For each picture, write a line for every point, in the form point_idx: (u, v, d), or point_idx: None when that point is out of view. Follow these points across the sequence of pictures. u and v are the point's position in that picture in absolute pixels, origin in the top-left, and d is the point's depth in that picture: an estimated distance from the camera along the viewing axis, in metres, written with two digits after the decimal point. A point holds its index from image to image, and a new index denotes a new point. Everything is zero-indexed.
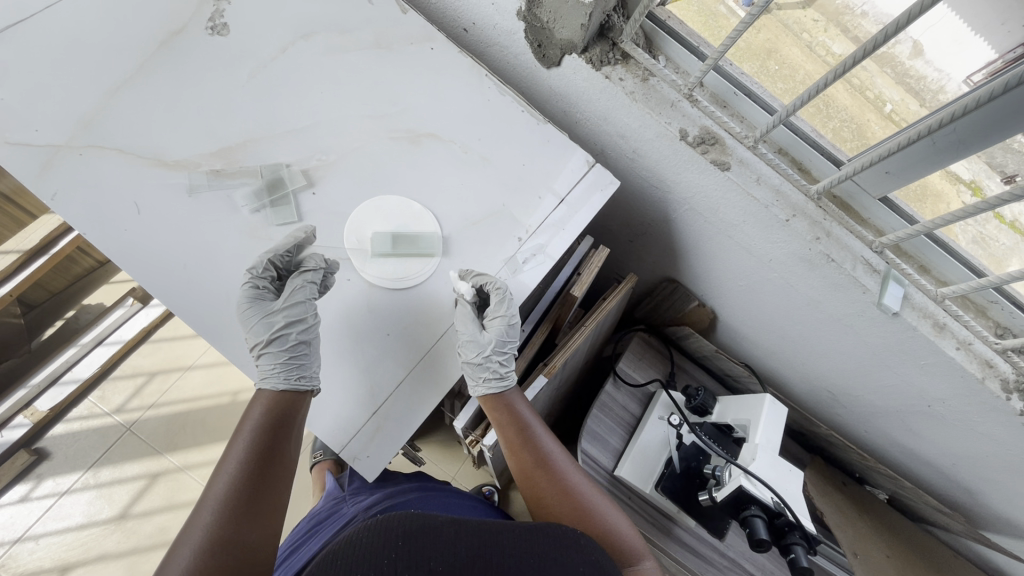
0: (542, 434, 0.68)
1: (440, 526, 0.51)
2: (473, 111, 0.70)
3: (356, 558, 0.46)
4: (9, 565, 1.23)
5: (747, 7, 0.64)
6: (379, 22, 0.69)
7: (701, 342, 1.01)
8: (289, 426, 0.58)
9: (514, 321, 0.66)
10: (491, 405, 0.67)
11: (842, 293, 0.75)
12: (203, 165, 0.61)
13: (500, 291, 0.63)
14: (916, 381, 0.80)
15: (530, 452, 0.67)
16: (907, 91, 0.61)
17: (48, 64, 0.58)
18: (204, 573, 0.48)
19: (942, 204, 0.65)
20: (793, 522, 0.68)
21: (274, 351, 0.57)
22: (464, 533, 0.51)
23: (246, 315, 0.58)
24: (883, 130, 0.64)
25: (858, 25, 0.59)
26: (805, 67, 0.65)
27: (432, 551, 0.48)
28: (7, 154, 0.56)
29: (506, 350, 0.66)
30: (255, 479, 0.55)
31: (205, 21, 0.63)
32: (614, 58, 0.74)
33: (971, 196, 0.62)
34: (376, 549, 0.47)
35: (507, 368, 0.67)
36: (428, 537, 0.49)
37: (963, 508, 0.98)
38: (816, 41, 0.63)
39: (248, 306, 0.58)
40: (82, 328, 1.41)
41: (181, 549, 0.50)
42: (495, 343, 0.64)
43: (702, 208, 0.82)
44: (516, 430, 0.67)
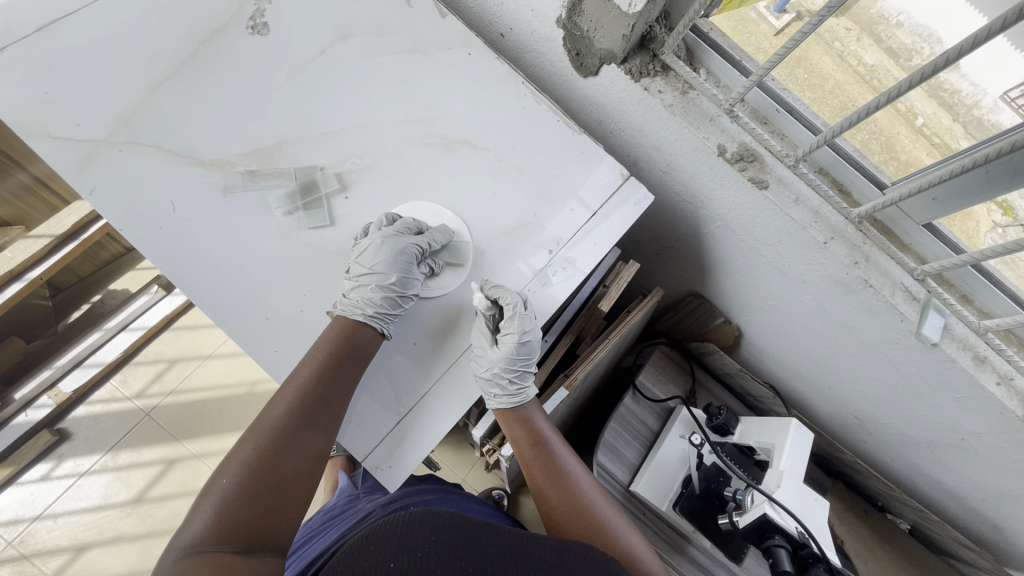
0: (561, 451, 0.66)
1: (474, 526, 0.51)
2: (509, 119, 0.69)
3: (391, 548, 0.47)
4: (28, 541, 1.26)
5: (779, 13, 0.64)
6: (419, 25, 0.68)
7: (725, 360, 0.99)
8: (345, 369, 0.57)
9: (528, 338, 0.63)
10: (509, 419, 0.67)
11: (878, 319, 0.73)
12: (238, 165, 0.61)
13: (516, 306, 0.61)
14: (951, 414, 0.77)
15: (546, 469, 0.65)
16: (940, 104, 0.60)
17: (91, 59, 0.59)
18: (238, 497, 0.50)
19: (970, 222, 0.64)
20: (817, 554, 0.66)
21: (384, 292, 0.59)
22: (499, 538, 0.50)
23: (388, 244, 0.59)
24: (913, 143, 0.63)
25: (891, 35, 0.59)
26: (835, 75, 0.64)
27: (466, 551, 0.48)
28: (51, 149, 0.57)
29: (519, 368, 0.64)
30: (301, 419, 0.55)
31: (245, 21, 0.63)
32: (654, 70, 0.72)
33: (1002, 216, 0.61)
34: (410, 541, 0.47)
35: (524, 385, 0.66)
36: (462, 536, 0.49)
37: (991, 545, 0.95)
38: (847, 50, 0.62)
39: (392, 241, 0.59)
40: (108, 313, 1.43)
41: (228, 467, 0.53)
42: (505, 362, 0.61)
43: (736, 224, 0.80)
44: (531, 442, 0.66)
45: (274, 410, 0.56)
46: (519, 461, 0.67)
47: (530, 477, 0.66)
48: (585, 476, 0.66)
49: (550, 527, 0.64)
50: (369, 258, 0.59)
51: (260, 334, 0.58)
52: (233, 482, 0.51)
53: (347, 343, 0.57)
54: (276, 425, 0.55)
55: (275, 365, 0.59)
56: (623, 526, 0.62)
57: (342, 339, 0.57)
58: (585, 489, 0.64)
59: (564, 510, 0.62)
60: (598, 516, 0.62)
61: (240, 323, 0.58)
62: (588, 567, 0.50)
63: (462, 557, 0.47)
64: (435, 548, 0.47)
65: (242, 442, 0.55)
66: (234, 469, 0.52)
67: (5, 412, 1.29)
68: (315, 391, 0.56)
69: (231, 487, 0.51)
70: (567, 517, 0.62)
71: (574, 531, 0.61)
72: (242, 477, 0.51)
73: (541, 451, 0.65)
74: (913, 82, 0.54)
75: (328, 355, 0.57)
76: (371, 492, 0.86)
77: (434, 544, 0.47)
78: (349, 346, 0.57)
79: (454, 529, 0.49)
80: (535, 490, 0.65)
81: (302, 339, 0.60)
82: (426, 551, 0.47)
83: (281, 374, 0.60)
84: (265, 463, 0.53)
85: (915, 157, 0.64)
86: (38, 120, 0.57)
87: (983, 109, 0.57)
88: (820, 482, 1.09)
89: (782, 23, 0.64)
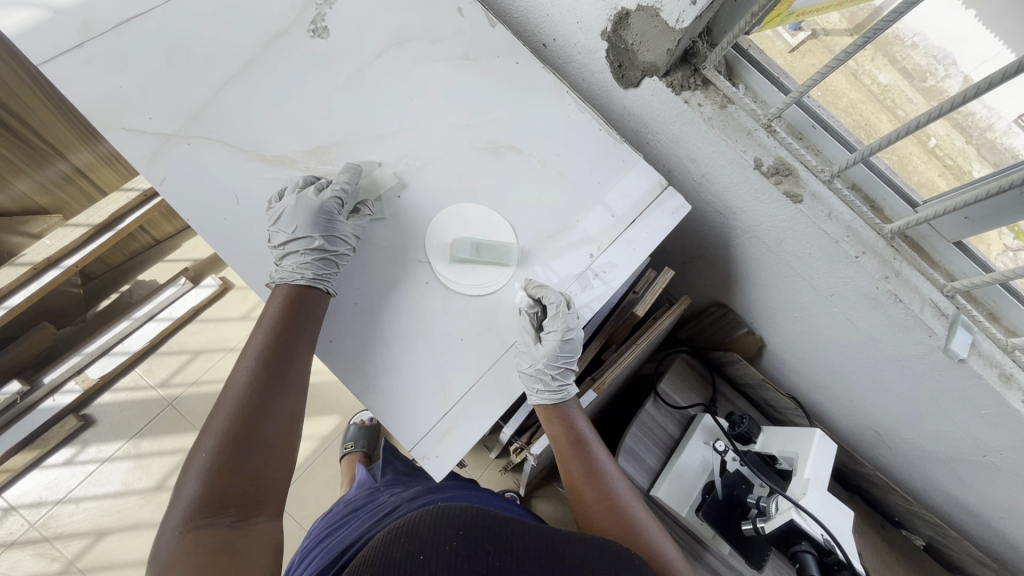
0: (597, 450, 0.68)
1: (500, 522, 0.50)
2: (553, 126, 0.71)
3: (421, 540, 0.46)
4: (50, 524, 1.29)
5: (794, 31, 0.66)
6: (469, 33, 0.71)
7: (749, 370, 1.00)
8: (297, 330, 0.59)
9: (570, 335, 0.66)
10: (550, 417, 0.69)
11: (906, 333, 0.75)
12: (299, 162, 0.64)
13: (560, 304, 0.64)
14: (974, 430, 0.78)
15: (581, 466, 0.67)
16: (954, 127, 0.61)
17: (163, 56, 0.62)
18: (224, 463, 0.54)
19: (983, 244, 0.67)
20: (843, 562, 0.69)
21: (316, 251, 0.61)
22: (526, 534, 0.50)
23: (303, 207, 0.61)
24: (925, 163, 0.66)
25: (907, 56, 0.60)
26: (850, 95, 0.66)
27: (491, 544, 0.47)
28: (125, 141, 0.60)
29: (561, 364, 0.67)
30: (269, 381, 0.59)
31: (307, 24, 0.66)
32: (694, 83, 0.75)
33: (1014, 238, 0.63)
34: (440, 533, 0.47)
35: (565, 382, 0.68)
36: (490, 530, 0.49)
37: (1008, 563, 0.95)
38: (862, 70, 0.64)
39: (311, 204, 0.61)
40: (136, 302, 1.46)
41: (204, 439, 0.56)
42: (551, 361, 0.65)
43: (767, 237, 0.82)
44: (569, 439, 0.68)
45: (238, 380, 0.58)
46: (556, 456, 0.69)
47: (565, 473, 0.68)
48: (618, 477, 0.68)
49: (582, 521, 0.67)
50: (287, 223, 0.60)
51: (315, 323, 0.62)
52: (216, 452, 0.54)
53: (295, 308, 0.60)
54: (244, 393, 0.58)
55: (329, 353, 0.62)
56: (651, 524, 0.64)
57: (292, 301, 0.60)
58: (618, 489, 0.67)
59: (597, 507, 0.65)
60: (629, 516, 0.64)
61: None
62: (612, 561, 0.49)
63: (489, 552, 0.47)
64: (465, 542, 0.47)
65: (215, 412, 0.57)
66: (213, 439, 0.55)
67: (32, 396, 1.30)
68: (277, 358, 0.59)
69: (213, 458, 0.54)
70: (599, 514, 0.65)
71: (605, 529, 0.64)
72: (224, 448, 0.54)
73: (578, 449, 0.68)
74: (953, 105, 0.55)
75: (281, 321, 0.60)
76: (393, 485, 0.87)
77: (463, 539, 0.47)
78: (297, 310, 0.60)
79: (480, 522, 0.49)
80: (569, 485, 0.68)
81: (354, 331, 0.63)
82: (456, 545, 0.46)
83: (332, 363, 0.62)
84: (244, 430, 0.56)
85: (928, 176, 0.66)
86: (112, 112, 0.60)
87: (996, 133, 0.58)
88: (836, 494, 1.10)
89: (797, 40, 0.67)
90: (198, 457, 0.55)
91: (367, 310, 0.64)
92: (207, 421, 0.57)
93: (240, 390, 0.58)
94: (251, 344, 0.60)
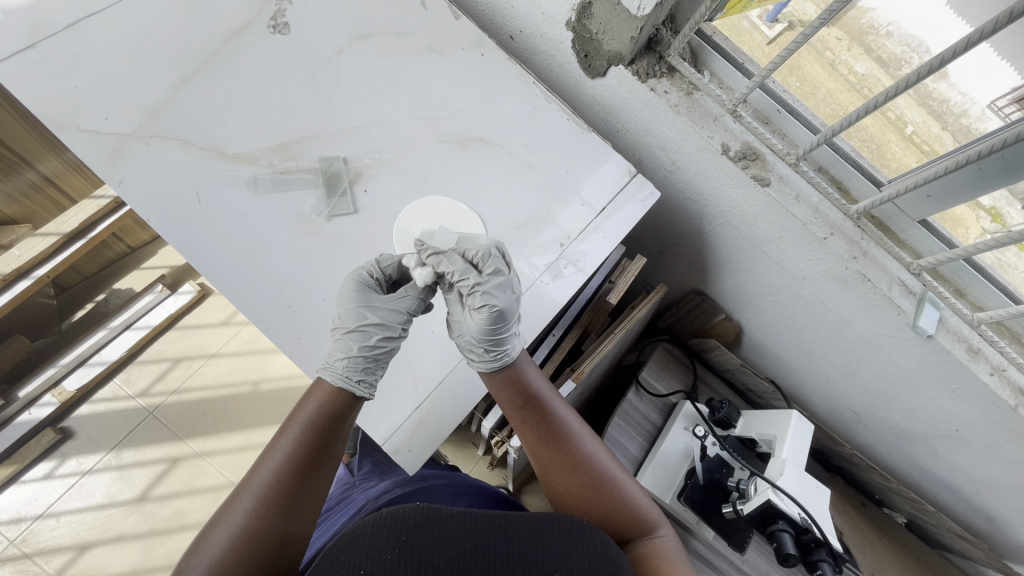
0: (557, 409, 0.66)
1: (443, 519, 0.48)
2: (520, 117, 0.71)
3: (362, 554, 0.45)
4: (30, 540, 1.26)
5: (770, 23, 0.67)
6: (433, 26, 0.70)
7: (727, 355, 1.00)
8: (335, 430, 0.58)
9: (496, 305, 0.60)
10: (497, 378, 0.64)
11: (876, 313, 0.76)
12: (261, 160, 0.63)
13: (485, 256, 0.62)
14: (945, 406, 0.80)
15: (541, 427, 0.65)
16: (929, 113, 0.63)
17: (117, 55, 0.61)
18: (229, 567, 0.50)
19: (960, 228, 0.68)
20: (820, 539, 0.70)
21: (366, 347, 0.59)
22: (470, 526, 0.48)
23: (348, 293, 0.61)
24: (903, 151, 0.67)
25: (881, 45, 0.62)
26: (827, 84, 0.68)
27: (434, 546, 0.46)
28: (81, 141, 0.59)
29: (495, 337, 0.61)
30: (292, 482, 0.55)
31: (267, 20, 0.65)
32: (660, 71, 0.75)
33: (991, 222, 0.65)
34: (381, 545, 0.45)
35: (501, 347, 0.62)
36: (432, 532, 0.47)
37: (986, 536, 0.97)
38: (838, 59, 0.65)
39: (358, 287, 0.61)
40: (112, 312, 1.44)
41: (217, 531, 0.53)
42: (477, 325, 0.60)
43: (738, 222, 0.83)
44: (527, 405, 0.65)
45: (261, 473, 0.55)
46: (512, 418, 0.66)
47: (526, 437, 0.66)
48: (581, 431, 0.67)
49: (546, 481, 0.67)
50: (343, 311, 0.61)
51: (286, 320, 0.62)
52: (225, 551, 0.51)
53: (332, 410, 0.58)
54: (266, 490, 0.54)
55: (299, 351, 0.62)
56: (617, 472, 0.66)
57: (333, 401, 0.58)
58: (582, 445, 0.66)
59: (563, 468, 0.65)
60: (597, 471, 0.65)
61: (267, 314, 0.61)
62: (557, 544, 0.48)
63: (431, 554, 0.45)
64: (405, 551, 0.45)
65: (232, 505, 0.54)
66: (225, 534, 0.52)
67: (8, 411, 1.28)
68: (305, 459, 0.56)
69: (221, 559, 0.51)
70: (567, 474, 0.65)
71: (573, 488, 0.64)
72: (233, 549, 0.51)
73: (535, 410, 0.65)
74: (910, 82, 0.56)
75: (320, 420, 0.57)
76: (368, 479, 0.85)
77: (404, 547, 0.45)
78: (334, 412, 0.58)
79: (421, 524, 0.47)
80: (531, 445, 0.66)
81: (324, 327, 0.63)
82: (397, 555, 0.45)
83: (302, 360, 0.62)
84: (259, 534, 0.52)
85: (905, 164, 0.67)
86: (69, 114, 0.59)
87: (971, 118, 0.60)
88: (818, 476, 1.11)
89: (774, 32, 0.67)
90: (206, 551, 0.52)
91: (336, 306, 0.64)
92: (225, 508, 0.55)
93: (262, 486, 0.54)
94: (280, 437, 0.57)
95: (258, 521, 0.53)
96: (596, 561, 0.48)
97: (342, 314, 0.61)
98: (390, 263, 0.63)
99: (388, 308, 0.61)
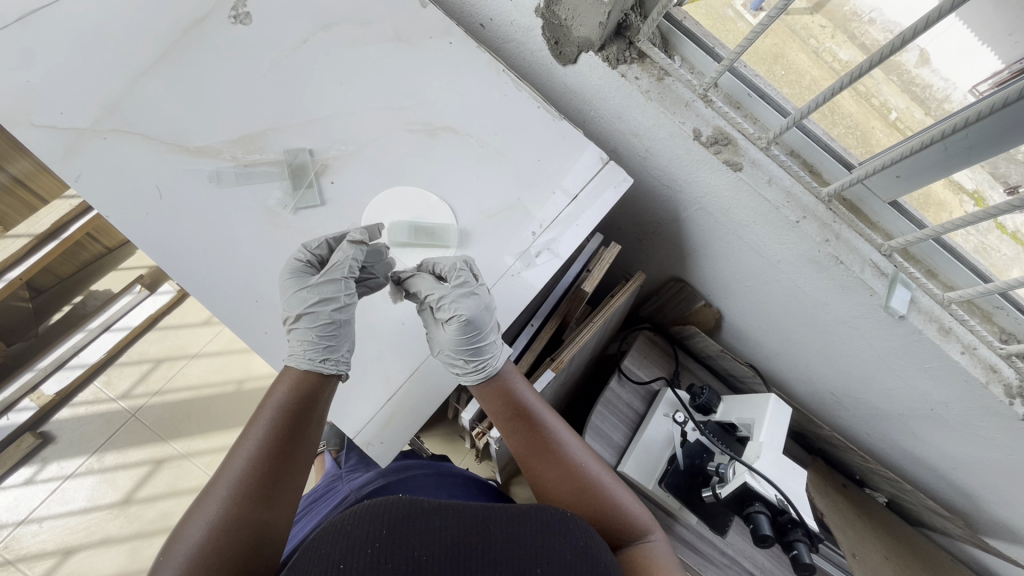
0: (545, 416, 0.67)
1: (425, 512, 0.46)
2: (490, 106, 0.70)
3: (342, 547, 0.43)
4: (12, 547, 1.24)
5: (754, 11, 0.64)
6: (399, 14, 0.69)
7: (707, 341, 1.01)
8: (312, 407, 0.58)
9: (466, 313, 0.61)
10: (486, 390, 0.67)
11: (850, 295, 0.76)
12: (224, 152, 0.62)
13: (451, 270, 0.63)
14: (920, 385, 0.80)
15: (530, 438, 0.66)
16: (912, 99, 0.62)
17: (72, 49, 0.60)
18: (212, 546, 0.50)
19: (943, 213, 0.66)
20: (796, 519, 0.71)
21: (318, 326, 0.59)
22: (454, 518, 0.46)
23: (284, 285, 0.61)
24: (887, 137, 0.66)
25: (865, 32, 0.60)
26: (812, 72, 0.66)
27: (417, 539, 0.44)
28: (35, 137, 0.58)
29: (474, 343, 0.63)
30: (272, 460, 0.55)
31: (228, 10, 0.64)
32: (630, 57, 0.75)
33: (972, 207, 0.63)
34: (361, 537, 0.43)
35: (482, 357, 0.64)
36: (413, 525, 0.45)
37: (965, 513, 0.98)
38: (823, 47, 0.64)
39: (293, 274, 0.61)
40: (90, 313, 1.42)
41: (192, 521, 0.51)
42: (450, 336, 0.62)
43: (712, 207, 0.83)
44: (514, 410, 0.66)
45: (234, 466, 0.54)
46: (502, 428, 0.67)
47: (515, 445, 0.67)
48: (569, 437, 0.68)
49: (538, 488, 0.67)
50: (289, 303, 0.61)
51: (252, 314, 0.61)
52: (200, 542, 0.50)
53: (301, 392, 0.58)
54: (242, 474, 0.53)
55: (266, 345, 0.62)
56: (607, 476, 0.66)
57: (301, 385, 0.58)
58: (574, 453, 0.67)
59: (553, 474, 0.65)
60: (588, 478, 0.65)
61: (232, 309, 0.60)
62: (541, 533, 0.47)
63: (412, 547, 0.43)
64: (387, 545, 0.43)
65: (209, 490, 0.53)
66: (200, 526, 0.51)
67: None
68: (283, 439, 0.56)
69: (201, 543, 0.50)
70: (558, 485, 0.65)
71: (564, 491, 0.64)
72: (207, 538, 0.50)
73: (524, 419, 0.66)
74: (874, 62, 0.56)
75: (288, 410, 0.57)
76: (353, 470, 0.83)
77: (385, 540, 0.43)
78: (303, 395, 0.58)
79: (404, 515, 0.45)
80: (521, 459, 0.67)
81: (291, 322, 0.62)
82: (378, 548, 0.43)
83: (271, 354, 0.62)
84: (240, 520, 0.51)
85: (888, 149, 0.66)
86: (22, 108, 0.58)
87: (952, 103, 0.59)
88: (800, 458, 1.12)
89: (759, 20, 0.64)
90: (181, 544, 0.50)
91: None
92: (199, 501, 0.53)
93: (236, 476, 0.53)
94: (255, 420, 0.57)
95: (236, 508, 0.52)
96: (579, 556, 0.46)
97: (288, 308, 0.61)
98: (319, 244, 0.63)
99: (329, 283, 0.60)
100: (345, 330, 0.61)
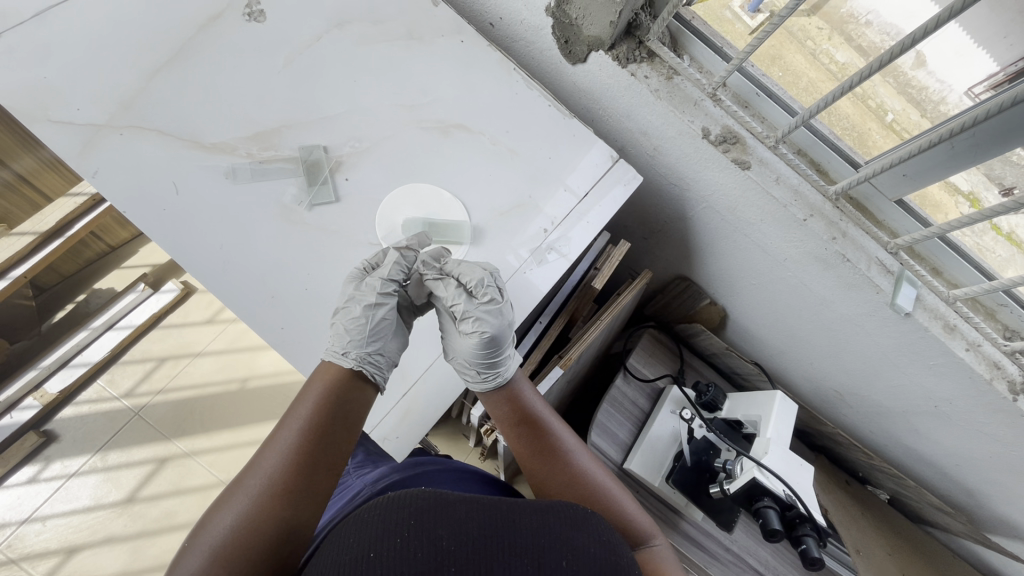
0: (553, 424, 0.68)
1: (453, 505, 0.47)
2: (501, 103, 0.71)
3: (372, 536, 0.44)
4: (15, 545, 1.24)
5: (754, 13, 0.66)
6: (412, 12, 0.70)
7: (712, 339, 1.01)
8: (348, 405, 0.58)
9: (492, 329, 0.62)
10: (494, 397, 0.68)
11: (856, 292, 0.77)
12: (239, 149, 0.63)
13: (478, 285, 0.62)
14: (924, 382, 0.81)
15: (535, 445, 0.67)
16: (908, 101, 0.63)
17: (89, 45, 0.60)
18: (239, 536, 0.50)
19: (940, 214, 0.68)
20: (804, 514, 0.72)
21: (350, 321, 0.60)
22: (480, 509, 0.47)
23: (346, 283, 0.63)
24: (884, 139, 0.67)
25: (862, 34, 0.62)
26: (809, 74, 0.68)
27: (443, 529, 0.45)
28: (52, 132, 0.58)
29: (494, 355, 0.64)
30: (304, 456, 0.55)
31: (243, 8, 0.64)
32: (640, 56, 0.75)
33: (968, 207, 0.65)
34: (390, 527, 0.45)
35: (496, 370, 0.65)
36: (440, 514, 0.46)
37: (968, 510, 0.99)
38: (820, 49, 0.65)
39: (355, 275, 0.63)
40: (94, 312, 1.42)
41: (225, 509, 0.52)
42: (469, 350, 0.62)
43: (720, 205, 0.83)
44: (522, 417, 0.67)
45: (267, 458, 0.55)
46: (509, 433, 0.68)
47: (521, 452, 0.67)
48: (575, 446, 0.68)
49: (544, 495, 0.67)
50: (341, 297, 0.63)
51: (267, 310, 0.61)
52: (228, 533, 0.50)
53: (338, 391, 0.58)
54: (275, 467, 0.54)
55: (282, 341, 0.62)
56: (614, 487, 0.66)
57: (336, 380, 0.59)
58: (580, 461, 0.67)
59: (560, 481, 0.65)
60: (593, 485, 0.65)
61: (249, 304, 0.61)
62: (565, 526, 0.48)
63: (441, 537, 0.44)
64: (415, 533, 0.44)
65: (243, 480, 0.54)
66: (229, 517, 0.51)
67: None
68: (316, 436, 0.56)
69: (230, 532, 0.50)
70: (564, 493, 0.64)
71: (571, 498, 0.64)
72: (236, 529, 0.50)
73: (532, 426, 0.67)
74: (881, 62, 0.57)
75: (323, 407, 0.57)
76: (362, 466, 0.83)
77: (413, 530, 0.44)
78: (339, 392, 0.58)
79: (432, 506, 0.46)
80: (527, 466, 0.67)
81: (306, 318, 0.63)
82: (407, 537, 0.44)
83: (286, 348, 0.62)
84: (270, 513, 0.51)
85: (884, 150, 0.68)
86: (39, 104, 0.58)
87: (949, 105, 0.60)
88: (803, 455, 1.12)
89: (757, 23, 0.67)
90: (211, 530, 0.51)
91: (320, 295, 0.64)
92: (232, 489, 0.54)
93: (268, 467, 0.54)
94: (292, 415, 0.57)
95: (268, 500, 0.52)
96: (601, 550, 0.47)
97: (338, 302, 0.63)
98: (377, 254, 0.65)
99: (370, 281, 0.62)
100: (375, 330, 0.61)
